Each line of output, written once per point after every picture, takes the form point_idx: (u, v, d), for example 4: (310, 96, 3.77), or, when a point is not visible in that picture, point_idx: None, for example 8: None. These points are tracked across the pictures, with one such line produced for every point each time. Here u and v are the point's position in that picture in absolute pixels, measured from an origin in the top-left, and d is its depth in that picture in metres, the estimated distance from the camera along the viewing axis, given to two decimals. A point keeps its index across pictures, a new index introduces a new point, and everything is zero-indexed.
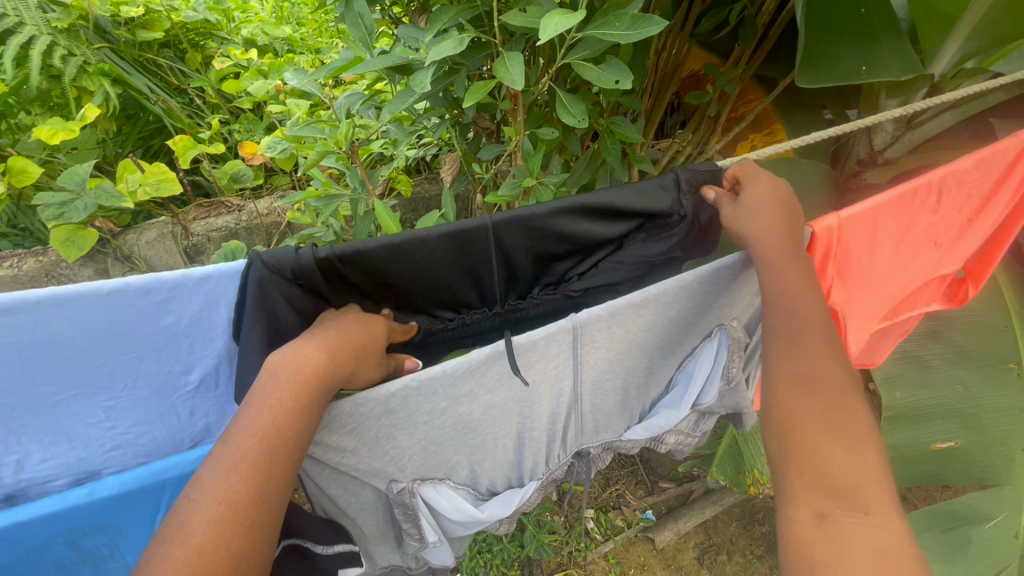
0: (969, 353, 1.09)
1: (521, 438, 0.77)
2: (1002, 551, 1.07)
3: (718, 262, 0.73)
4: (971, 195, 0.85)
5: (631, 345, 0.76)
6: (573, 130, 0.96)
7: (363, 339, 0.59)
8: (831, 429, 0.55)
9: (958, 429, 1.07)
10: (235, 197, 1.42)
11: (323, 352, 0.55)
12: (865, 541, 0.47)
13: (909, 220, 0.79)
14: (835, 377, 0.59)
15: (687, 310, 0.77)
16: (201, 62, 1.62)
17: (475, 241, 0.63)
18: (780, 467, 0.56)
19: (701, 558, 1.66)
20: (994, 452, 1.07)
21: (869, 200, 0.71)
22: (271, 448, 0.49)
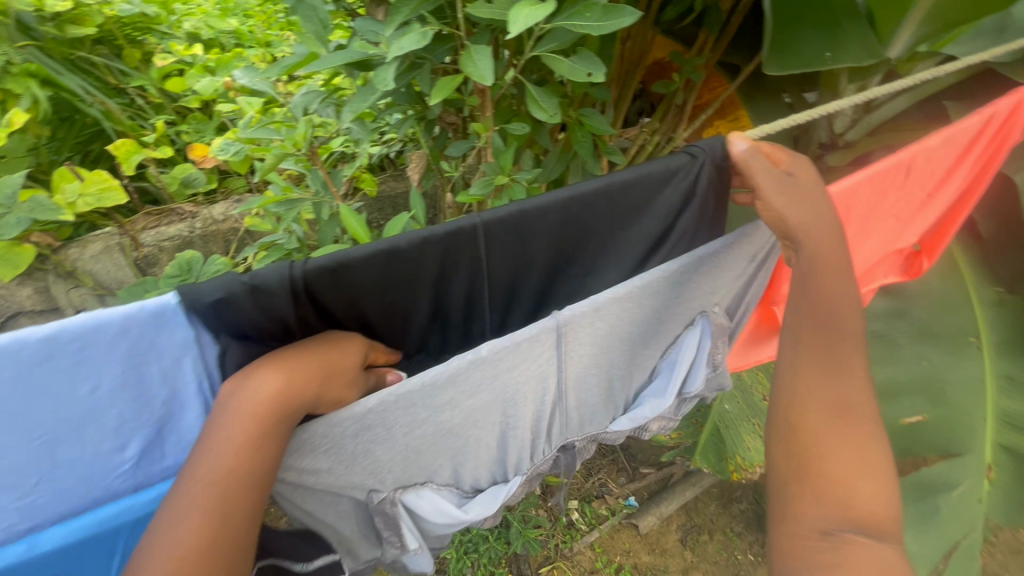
0: (933, 329, 1.14)
1: (505, 437, 0.75)
2: (967, 515, 1.13)
3: (703, 249, 0.74)
4: (934, 171, 0.85)
5: (612, 339, 0.75)
6: (542, 124, 0.94)
7: (335, 362, 0.54)
8: (857, 459, 0.57)
9: (925, 404, 1.12)
10: (186, 203, 1.35)
11: (283, 376, 0.50)
12: (872, 564, 0.51)
13: (878, 197, 0.80)
14: (867, 408, 0.60)
15: (668, 299, 0.76)
16: (141, 58, 1.52)
17: (462, 241, 0.57)
18: (790, 481, 0.58)
19: (684, 539, 1.70)
20: (959, 422, 1.12)
21: (847, 179, 0.71)
22: (224, 490, 0.47)
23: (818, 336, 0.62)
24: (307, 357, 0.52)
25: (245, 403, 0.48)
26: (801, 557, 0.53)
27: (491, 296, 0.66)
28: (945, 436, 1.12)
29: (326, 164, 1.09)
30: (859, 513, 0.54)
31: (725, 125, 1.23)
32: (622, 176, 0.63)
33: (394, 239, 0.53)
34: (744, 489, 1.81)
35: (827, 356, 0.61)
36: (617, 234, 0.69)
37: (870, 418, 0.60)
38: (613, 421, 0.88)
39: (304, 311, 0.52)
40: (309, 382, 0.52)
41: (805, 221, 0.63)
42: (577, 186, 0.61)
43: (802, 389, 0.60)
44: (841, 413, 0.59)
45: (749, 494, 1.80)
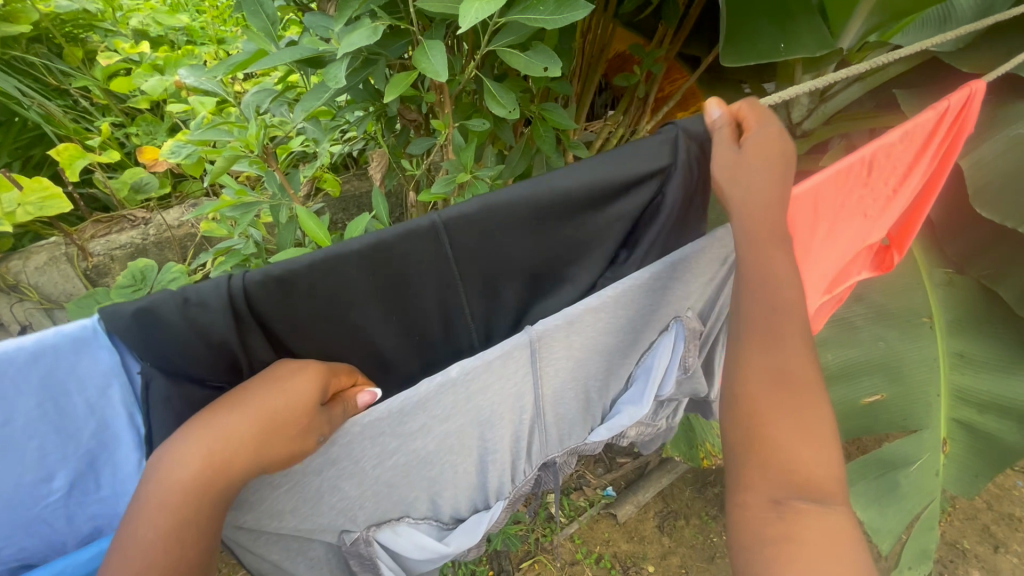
0: (890, 311, 1.18)
1: (483, 461, 0.74)
2: (925, 488, 1.18)
3: (672, 254, 0.72)
4: (897, 167, 0.87)
5: (585, 353, 0.75)
6: (504, 120, 0.93)
7: (277, 409, 0.48)
8: (799, 426, 0.56)
9: (883, 383, 1.16)
10: (138, 209, 1.29)
11: (206, 442, 0.45)
12: (819, 528, 0.50)
13: (843, 194, 0.81)
14: (811, 372, 0.59)
15: (640, 310, 0.76)
16: (83, 57, 1.44)
17: (425, 243, 0.55)
18: (739, 454, 0.57)
19: (662, 525, 1.73)
20: (916, 400, 1.16)
21: (811, 178, 0.72)
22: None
23: (761, 304, 0.60)
24: (244, 414, 0.47)
25: (161, 489, 0.44)
26: (749, 529, 0.53)
27: (471, 304, 0.64)
28: (903, 414, 1.16)
29: (284, 164, 1.05)
30: (805, 480, 0.54)
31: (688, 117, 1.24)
32: (589, 171, 0.62)
33: (343, 243, 0.51)
34: (718, 473, 1.85)
35: (769, 323, 0.59)
36: (589, 238, 0.68)
37: (813, 381, 0.58)
38: (591, 432, 0.88)
39: (253, 324, 0.50)
40: (240, 449, 0.46)
41: (755, 197, 0.61)
42: (547, 179, 0.60)
43: (743, 359, 0.60)
44: (783, 381, 0.58)
45: (722, 478, 1.84)
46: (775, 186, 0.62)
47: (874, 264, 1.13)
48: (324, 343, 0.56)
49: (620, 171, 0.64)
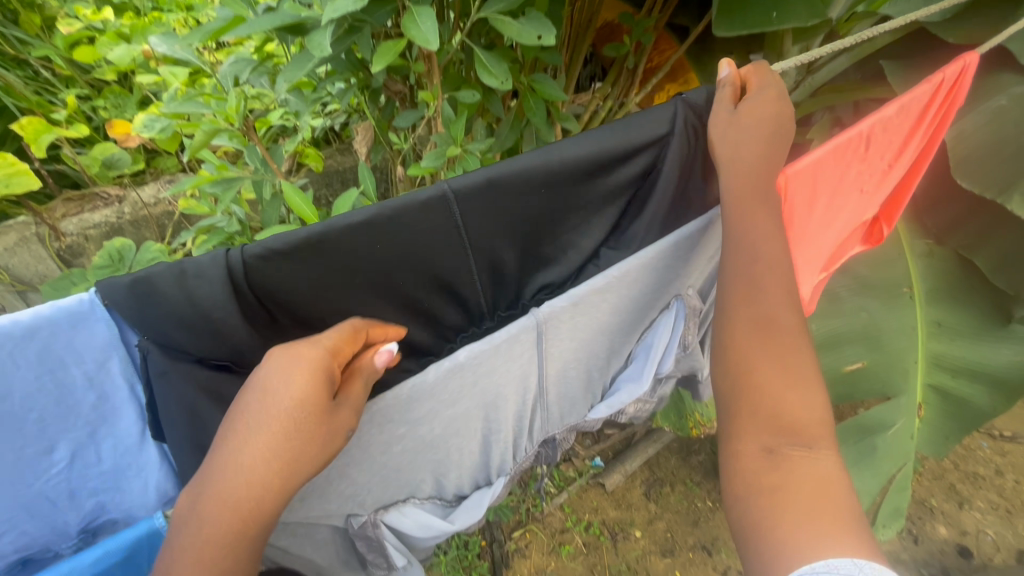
0: (871, 282, 1.21)
1: (487, 441, 0.75)
2: (901, 451, 1.23)
3: (673, 235, 0.72)
4: (892, 142, 0.88)
5: (585, 337, 0.75)
6: (493, 91, 0.91)
7: (287, 431, 0.47)
8: (787, 372, 0.56)
9: (865, 352, 1.19)
10: (111, 186, 1.24)
11: (226, 487, 0.46)
12: (809, 471, 0.50)
13: (843, 166, 0.82)
14: (794, 318, 0.59)
15: (640, 292, 0.77)
16: (42, 25, 1.36)
17: (432, 212, 0.53)
18: (731, 403, 0.57)
19: (648, 492, 1.78)
20: (896, 367, 1.20)
21: (811, 153, 0.72)
22: None
23: (735, 263, 0.61)
24: (252, 450, 0.47)
25: (188, 553, 0.45)
26: (743, 476, 0.53)
27: (479, 274, 0.63)
28: (883, 381, 1.20)
29: (264, 138, 1.02)
30: (792, 425, 0.53)
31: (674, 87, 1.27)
32: (597, 143, 0.60)
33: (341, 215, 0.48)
34: (701, 442, 1.90)
35: (746, 275, 0.60)
36: (590, 212, 0.67)
37: (796, 329, 0.58)
38: (591, 409, 0.89)
39: (250, 298, 0.49)
40: (260, 490, 0.47)
41: (737, 159, 0.64)
42: (557, 149, 0.58)
43: (727, 313, 0.61)
44: (763, 329, 0.58)
45: (706, 446, 1.89)
46: (758, 149, 0.64)
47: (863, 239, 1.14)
48: (320, 316, 0.55)
49: (629, 139, 0.62)
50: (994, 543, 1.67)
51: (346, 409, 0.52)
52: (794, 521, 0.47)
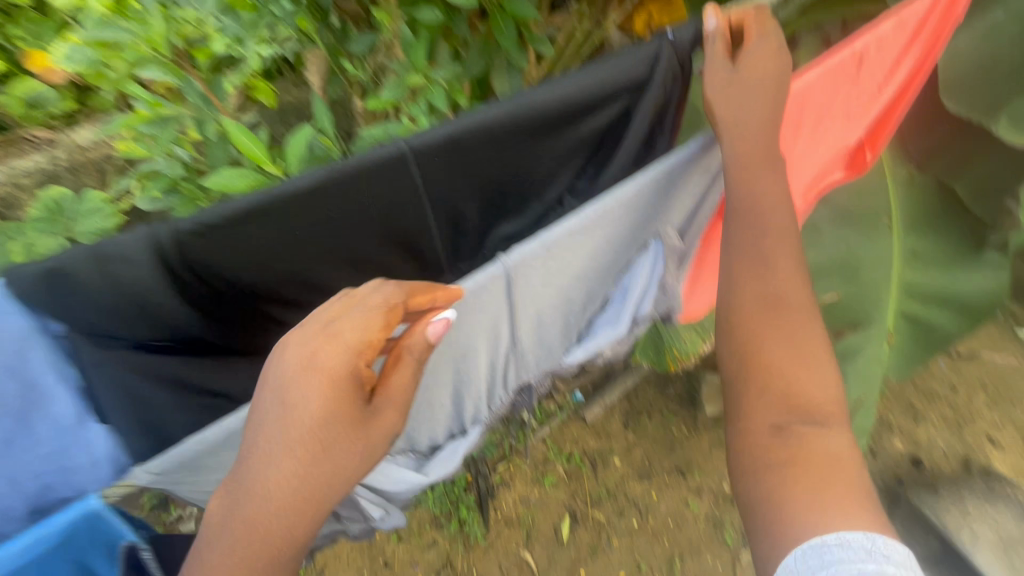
0: (852, 212, 1.20)
1: (457, 391, 0.74)
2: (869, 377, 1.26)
3: (652, 169, 0.67)
4: (884, 62, 0.83)
5: (557, 284, 0.72)
6: (458, 10, 0.82)
7: (325, 439, 0.51)
8: (796, 350, 0.56)
9: (840, 284, 1.20)
10: (40, 128, 1.12)
11: (268, 493, 0.49)
12: (821, 448, 0.52)
13: (832, 90, 0.78)
14: (802, 292, 0.59)
15: (615, 235, 0.73)
16: None
17: (385, 175, 0.51)
18: (740, 381, 0.57)
19: (627, 422, 1.84)
20: (870, 297, 1.20)
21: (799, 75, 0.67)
22: None
23: (744, 230, 0.60)
24: (289, 459, 0.50)
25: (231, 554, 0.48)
26: (753, 452, 0.54)
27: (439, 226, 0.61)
28: (855, 311, 1.21)
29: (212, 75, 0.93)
30: (802, 403, 0.54)
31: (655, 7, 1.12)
32: (567, 92, 0.56)
33: (293, 179, 0.47)
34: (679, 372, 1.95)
35: (756, 248, 0.59)
36: (557, 163, 0.64)
37: (804, 304, 0.58)
38: (568, 352, 0.89)
39: (185, 276, 0.48)
40: (286, 500, 0.50)
41: (737, 119, 0.61)
42: (526, 98, 0.55)
43: (734, 284, 0.59)
44: (773, 306, 0.57)
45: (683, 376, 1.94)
46: (767, 111, 0.62)
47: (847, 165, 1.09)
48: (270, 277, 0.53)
49: (602, 90, 0.59)
50: (945, 453, 1.80)
51: (384, 411, 0.55)
52: (806, 496, 0.49)
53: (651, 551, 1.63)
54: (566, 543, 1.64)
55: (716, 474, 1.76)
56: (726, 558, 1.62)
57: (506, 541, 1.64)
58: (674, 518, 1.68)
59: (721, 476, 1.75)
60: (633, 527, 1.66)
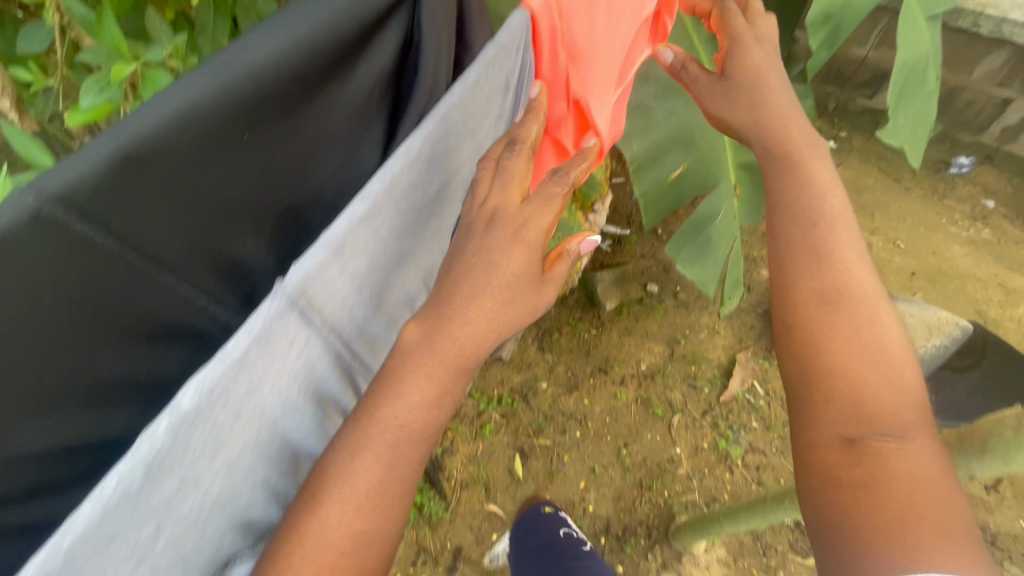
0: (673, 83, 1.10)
1: (303, 450, 0.61)
2: (728, 232, 1.21)
3: (444, 106, 0.56)
4: None
5: (359, 291, 0.60)
6: None
7: (528, 266, 0.64)
8: (866, 355, 0.60)
9: (683, 154, 1.11)
10: None
11: (496, 297, 0.62)
12: (907, 465, 0.53)
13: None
14: (868, 287, 0.64)
15: (405, 214, 0.60)
16: None
17: (45, 239, 0.37)
18: (805, 388, 0.62)
19: (541, 346, 1.87)
20: (712, 159, 1.14)
21: None
22: (454, 372, 0.60)
23: (788, 238, 0.68)
24: (514, 259, 0.63)
25: (462, 322, 0.60)
26: (821, 464, 0.57)
27: (223, 267, 0.53)
28: (704, 175, 1.15)
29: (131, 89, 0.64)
30: (874, 416, 0.57)
31: None
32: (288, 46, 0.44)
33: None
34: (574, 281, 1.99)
35: (815, 251, 0.66)
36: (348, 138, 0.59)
37: (866, 298, 0.64)
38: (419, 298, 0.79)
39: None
40: (504, 308, 0.62)
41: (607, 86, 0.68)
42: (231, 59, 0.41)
43: (795, 282, 0.66)
44: (831, 301, 0.64)
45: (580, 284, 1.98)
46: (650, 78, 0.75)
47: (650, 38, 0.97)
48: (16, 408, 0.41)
49: (334, 35, 0.47)
50: None
51: (549, 284, 0.69)
52: (898, 523, 0.49)
53: (599, 450, 1.72)
54: (524, 479, 1.68)
55: (633, 360, 1.87)
56: (662, 428, 1.77)
57: (468, 503, 1.64)
58: (609, 414, 1.78)
59: (637, 360, 1.87)
60: (578, 437, 1.74)
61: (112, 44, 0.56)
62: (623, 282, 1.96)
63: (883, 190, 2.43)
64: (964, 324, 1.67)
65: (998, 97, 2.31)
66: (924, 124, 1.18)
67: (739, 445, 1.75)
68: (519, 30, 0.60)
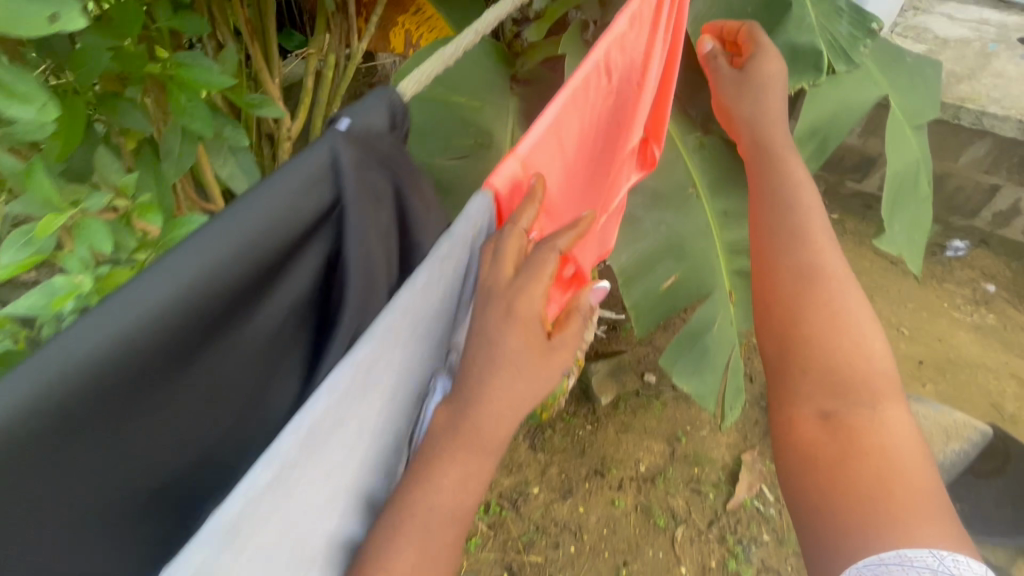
0: (659, 193, 1.08)
1: None
2: (727, 341, 1.13)
3: (396, 308, 0.42)
4: (631, 60, 0.66)
5: (304, 535, 0.43)
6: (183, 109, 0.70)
7: (535, 340, 0.50)
8: (834, 325, 0.73)
9: (673, 264, 1.07)
10: None
11: (509, 376, 0.49)
12: (875, 433, 0.67)
13: (531, 161, 0.52)
14: (838, 268, 0.75)
15: (360, 436, 0.45)
16: None
17: None
18: (787, 367, 0.75)
19: (534, 445, 1.75)
20: (704, 268, 1.09)
21: (542, 117, 0.52)
22: (477, 447, 0.50)
23: (765, 227, 0.79)
24: (515, 336, 0.49)
25: (488, 403, 0.49)
26: (801, 441, 0.71)
27: (98, 559, 0.38)
28: (698, 284, 1.09)
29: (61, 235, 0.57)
30: (850, 393, 0.70)
31: (409, 19, 1.26)
32: (171, 291, 0.33)
33: None
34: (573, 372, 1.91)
35: (795, 235, 0.77)
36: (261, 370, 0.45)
37: (841, 280, 0.75)
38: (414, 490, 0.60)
39: None
40: (517, 391, 0.50)
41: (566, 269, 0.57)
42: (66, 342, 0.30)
43: (778, 266, 0.77)
44: (809, 278, 0.75)
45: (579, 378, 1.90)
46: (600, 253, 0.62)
47: (637, 164, 0.92)
48: None
49: (216, 283, 0.36)
50: None
51: (562, 344, 0.55)
52: (872, 505, 0.61)
53: (596, 569, 1.56)
54: None
55: (632, 460, 1.75)
56: (665, 542, 1.61)
57: None
58: (607, 524, 1.63)
59: (636, 460, 1.75)
60: (573, 553, 1.58)
61: (42, 194, 0.51)
62: (619, 372, 1.89)
63: (881, 273, 2.39)
64: (983, 427, 1.58)
65: (986, 184, 2.33)
66: (921, 229, 1.14)
67: (749, 563, 1.59)
68: (485, 207, 0.49)
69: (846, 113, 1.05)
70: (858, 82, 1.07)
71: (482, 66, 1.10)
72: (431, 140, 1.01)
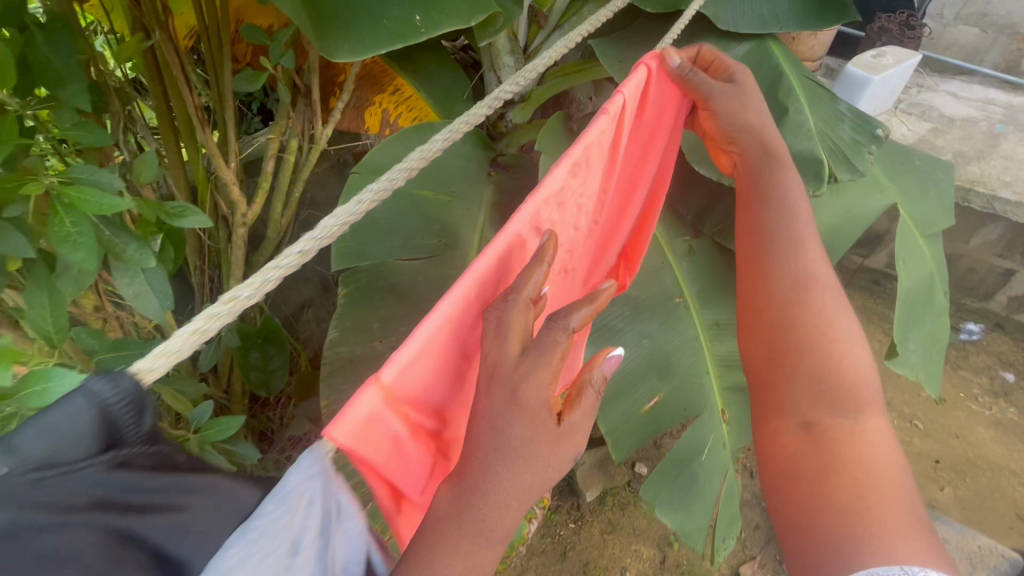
0: (642, 303, 0.98)
1: None
2: (720, 466, 0.99)
3: None
4: (580, 202, 0.64)
5: None
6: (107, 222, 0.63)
7: (545, 426, 0.45)
8: (819, 335, 0.67)
9: (657, 382, 0.96)
10: None
11: (525, 467, 0.44)
12: (855, 440, 0.62)
13: (401, 385, 0.44)
14: (828, 278, 0.70)
15: None
16: None
17: None
18: (766, 374, 0.71)
19: None
20: (691, 385, 0.97)
21: (412, 339, 0.44)
22: (485, 532, 0.43)
23: (751, 232, 0.75)
24: (525, 423, 0.44)
25: (500, 491, 0.44)
26: (783, 451, 0.66)
27: None
28: (685, 404, 0.96)
29: None
30: (836, 398, 0.64)
31: (387, 98, 1.21)
32: None
33: None
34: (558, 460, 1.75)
35: (785, 240, 0.72)
36: None
37: (833, 288, 0.70)
38: None
39: None
40: (535, 474, 0.45)
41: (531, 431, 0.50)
42: None
43: (768, 273, 0.72)
44: (801, 284, 0.70)
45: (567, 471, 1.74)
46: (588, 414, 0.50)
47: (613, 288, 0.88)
48: None
49: None
50: None
51: (576, 429, 0.47)
52: (846, 520, 0.56)
53: None
54: None
55: (617, 568, 1.57)
56: None
57: None
58: None
59: (622, 568, 1.57)
60: None
61: None
62: (606, 464, 1.71)
63: None
64: (1012, 556, 1.41)
65: (1000, 267, 2.22)
66: (937, 347, 1.02)
67: None
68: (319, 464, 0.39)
69: (850, 222, 0.97)
70: (863, 188, 0.99)
71: (456, 156, 1.03)
72: (391, 237, 0.92)
